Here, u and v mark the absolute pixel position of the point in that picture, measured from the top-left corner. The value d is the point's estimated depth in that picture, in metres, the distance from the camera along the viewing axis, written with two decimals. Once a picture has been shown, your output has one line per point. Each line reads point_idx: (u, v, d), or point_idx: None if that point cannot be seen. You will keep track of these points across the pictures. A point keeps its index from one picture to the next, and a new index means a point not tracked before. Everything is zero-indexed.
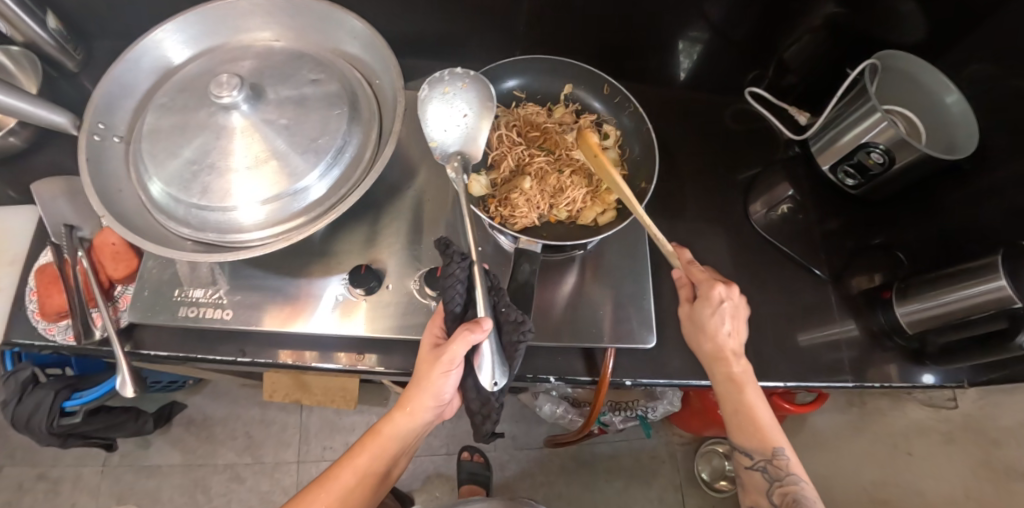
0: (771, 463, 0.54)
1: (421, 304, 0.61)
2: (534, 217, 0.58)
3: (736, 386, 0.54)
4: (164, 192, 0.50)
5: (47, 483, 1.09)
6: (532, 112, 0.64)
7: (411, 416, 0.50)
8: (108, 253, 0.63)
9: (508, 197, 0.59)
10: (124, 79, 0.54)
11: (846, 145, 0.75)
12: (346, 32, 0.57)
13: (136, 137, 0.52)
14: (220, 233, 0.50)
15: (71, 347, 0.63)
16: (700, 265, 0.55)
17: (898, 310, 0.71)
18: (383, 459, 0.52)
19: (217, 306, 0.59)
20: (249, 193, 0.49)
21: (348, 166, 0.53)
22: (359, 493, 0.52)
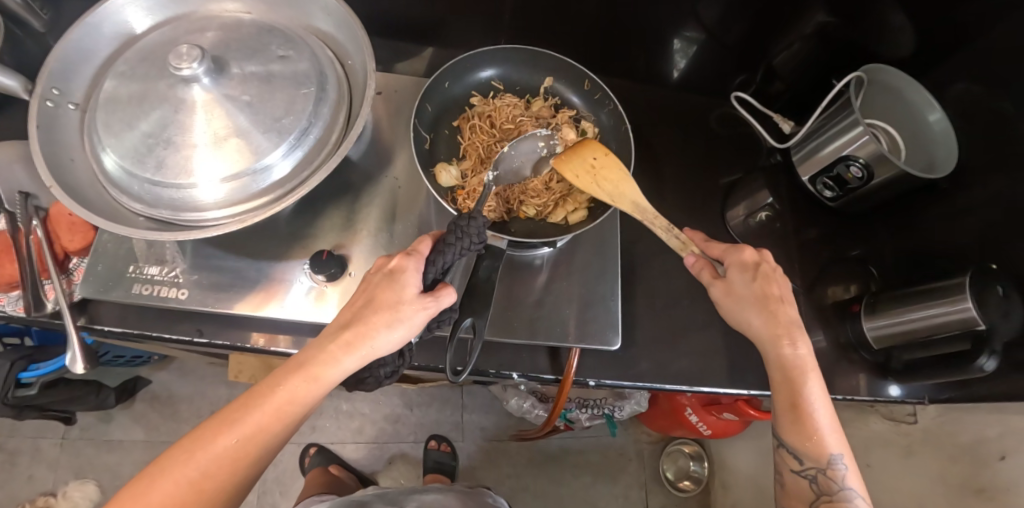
0: (822, 473, 0.50)
1: None
2: (502, 211, 0.59)
3: (794, 373, 0.50)
4: (118, 165, 0.48)
5: (3, 454, 1.07)
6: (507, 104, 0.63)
7: (353, 353, 0.43)
8: (64, 224, 0.61)
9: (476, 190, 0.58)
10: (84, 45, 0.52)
11: (826, 158, 0.75)
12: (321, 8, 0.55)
13: (92, 104, 0.50)
14: (176, 210, 0.49)
15: (20, 318, 0.61)
16: (716, 244, 0.57)
17: (865, 324, 0.72)
18: (300, 411, 0.42)
19: (173, 285, 0.58)
20: (207, 170, 0.48)
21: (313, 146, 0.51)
22: (255, 449, 0.40)
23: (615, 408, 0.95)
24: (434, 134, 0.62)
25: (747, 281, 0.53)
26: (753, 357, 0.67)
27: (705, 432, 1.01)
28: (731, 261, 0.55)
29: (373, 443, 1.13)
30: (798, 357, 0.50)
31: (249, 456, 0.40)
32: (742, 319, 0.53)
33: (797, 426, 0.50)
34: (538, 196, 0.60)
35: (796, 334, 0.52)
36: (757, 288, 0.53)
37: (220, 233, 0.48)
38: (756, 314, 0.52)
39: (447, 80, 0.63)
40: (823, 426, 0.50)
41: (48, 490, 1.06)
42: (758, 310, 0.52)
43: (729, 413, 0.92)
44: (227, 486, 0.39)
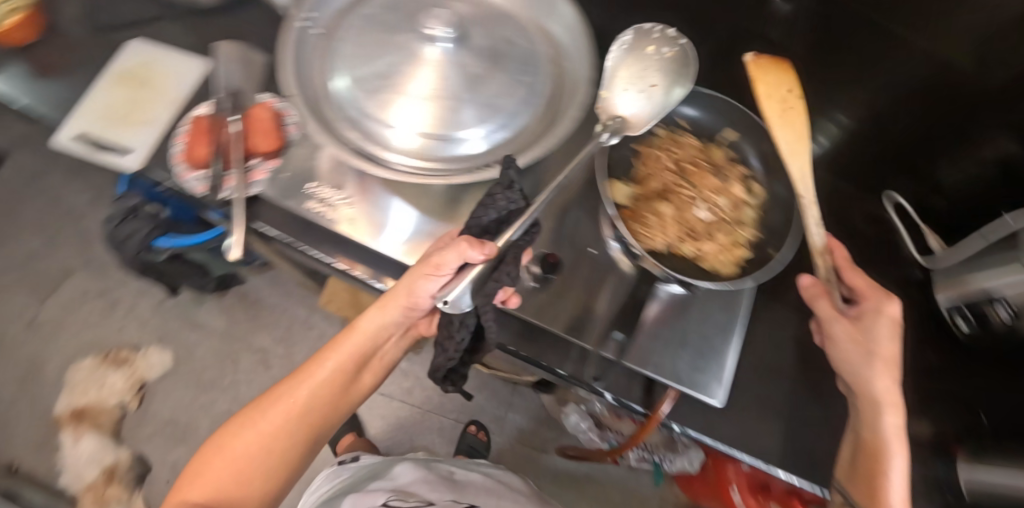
0: None
1: (521, 281, 0.62)
2: (660, 243, 0.56)
3: (889, 431, 0.50)
4: (344, 91, 0.53)
5: (107, 301, 1.20)
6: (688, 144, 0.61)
7: (383, 312, 0.55)
8: (258, 126, 0.67)
9: (642, 215, 0.56)
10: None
11: (975, 288, 0.66)
12: (556, 16, 0.58)
13: (337, 35, 0.56)
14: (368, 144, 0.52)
15: (196, 197, 0.67)
16: (860, 279, 0.56)
17: (963, 474, 0.63)
18: (356, 354, 0.58)
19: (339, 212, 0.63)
20: (412, 121, 0.52)
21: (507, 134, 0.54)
22: (328, 386, 0.56)
23: (665, 459, 0.95)
24: (618, 150, 0.59)
25: (879, 330, 0.52)
26: None
27: None
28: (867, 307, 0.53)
29: (416, 407, 1.18)
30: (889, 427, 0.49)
31: (312, 410, 0.56)
32: (851, 366, 0.53)
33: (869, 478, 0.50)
34: (698, 237, 0.57)
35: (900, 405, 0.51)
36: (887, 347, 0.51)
37: (399, 178, 0.51)
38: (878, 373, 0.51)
39: (640, 103, 0.61)
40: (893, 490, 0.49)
41: (132, 345, 1.17)
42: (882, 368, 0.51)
43: (777, 504, 0.89)
44: (322, 411, 0.56)
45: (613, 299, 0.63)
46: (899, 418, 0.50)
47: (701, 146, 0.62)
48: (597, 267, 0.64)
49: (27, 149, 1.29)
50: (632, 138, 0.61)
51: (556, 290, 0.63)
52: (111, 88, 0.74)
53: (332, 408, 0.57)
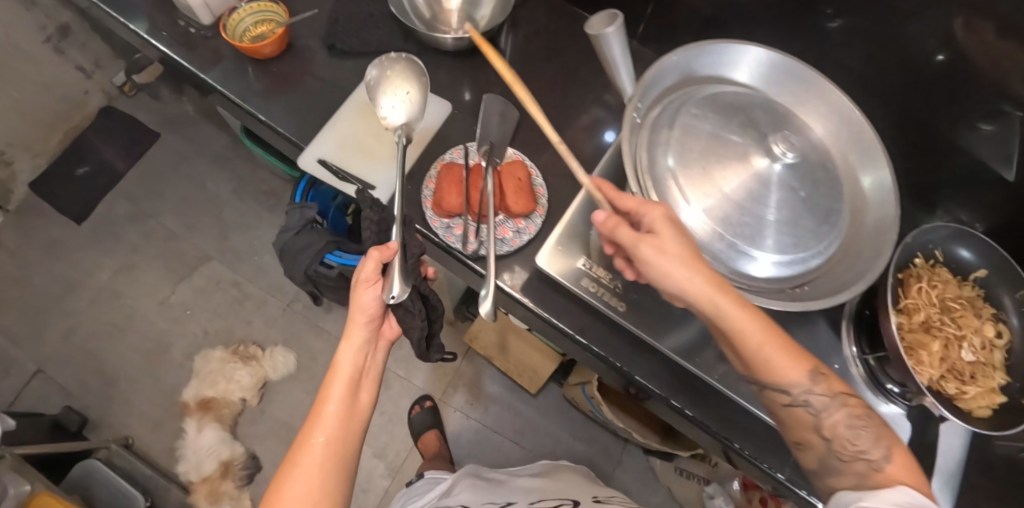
0: None
1: None
2: (928, 379, 0.57)
3: (733, 312, 0.47)
4: (673, 182, 0.53)
5: (238, 293, 1.23)
6: (949, 279, 0.61)
7: (350, 338, 0.55)
8: (511, 185, 0.66)
9: (912, 348, 0.58)
10: (684, 66, 0.59)
11: None
12: (873, 169, 0.56)
13: (662, 126, 0.56)
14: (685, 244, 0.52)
15: (443, 244, 0.67)
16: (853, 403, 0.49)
17: None
18: (354, 372, 0.55)
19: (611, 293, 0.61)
20: (728, 231, 0.53)
21: (795, 265, 0.54)
22: (346, 425, 0.54)
23: None
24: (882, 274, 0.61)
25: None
26: None
27: None
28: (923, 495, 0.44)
29: (524, 450, 1.18)
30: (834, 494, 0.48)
31: (334, 454, 0.52)
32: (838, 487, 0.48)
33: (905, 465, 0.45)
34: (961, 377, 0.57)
35: None
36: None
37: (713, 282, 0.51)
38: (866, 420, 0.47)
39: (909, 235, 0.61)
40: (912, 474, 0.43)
41: (258, 341, 1.19)
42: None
43: None
44: (345, 450, 0.53)
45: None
46: (823, 394, 0.48)
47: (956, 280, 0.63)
48: (846, 387, 0.61)
49: (183, 134, 1.34)
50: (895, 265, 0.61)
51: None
52: (357, 121, 0.75)
53: (348, 445, 0.54)
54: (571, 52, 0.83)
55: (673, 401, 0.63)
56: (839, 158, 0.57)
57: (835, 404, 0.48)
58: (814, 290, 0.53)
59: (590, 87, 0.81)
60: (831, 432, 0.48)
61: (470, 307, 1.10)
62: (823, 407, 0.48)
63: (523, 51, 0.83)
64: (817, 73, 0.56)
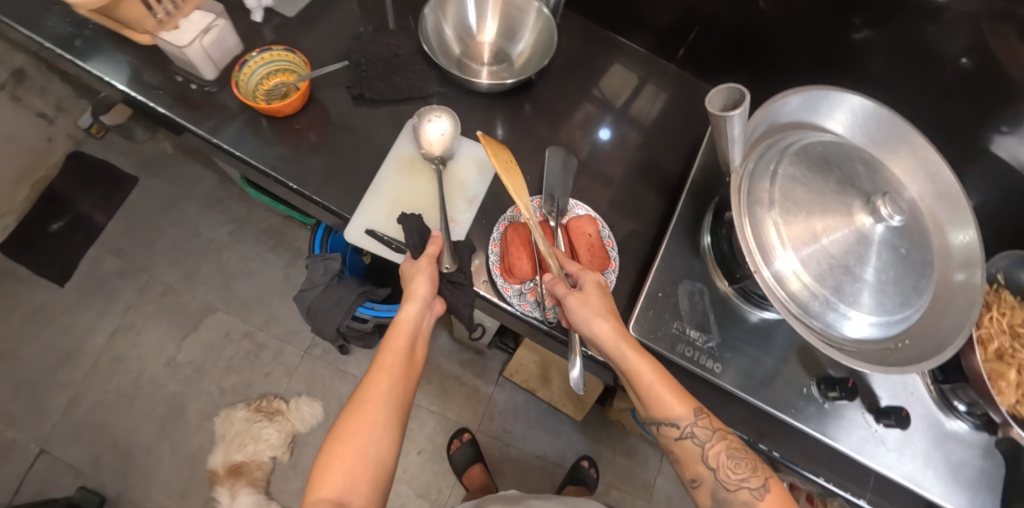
0: None
1: (852, 420, 0.64)
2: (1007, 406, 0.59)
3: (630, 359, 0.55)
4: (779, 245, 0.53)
5: (251, 343, 1.17)
6: (1012, 303, 0.64)
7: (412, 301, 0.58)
8: (584, 242, 0.64)
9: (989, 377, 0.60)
10: (775, 114, 0.59)
11: None
12: (959, 227, 0.57)
13: (762, 184, 0.55)
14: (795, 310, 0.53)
15: (518, 314, 0.63)
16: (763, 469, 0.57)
17: None
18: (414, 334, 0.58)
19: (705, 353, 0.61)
20: (836, 295, 0.53)
21: (887, 328, 0.54)
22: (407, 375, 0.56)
23: None
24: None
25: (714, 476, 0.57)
26: None
27: None
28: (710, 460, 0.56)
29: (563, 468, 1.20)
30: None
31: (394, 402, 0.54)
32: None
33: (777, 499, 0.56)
34: None
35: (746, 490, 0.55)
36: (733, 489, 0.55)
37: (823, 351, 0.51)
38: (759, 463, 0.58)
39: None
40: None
41: (280, 394, 1.14)
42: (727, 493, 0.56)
43: None
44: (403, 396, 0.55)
45: (939, 444, 0.64)
46: (703, 428, 0.56)
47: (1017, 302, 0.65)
48: (923, 416, 0.65)
49: (166, 177, 1.25)
50: None
51: (888, 437, 0.64)
52: (402, 181, 0.70)
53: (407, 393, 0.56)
54: (605, 86, 0.81)
55: (760, 444, 0.65)
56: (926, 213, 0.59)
57: (715, 436, 0.56)
58: (905, 355, 0.54)
59: (632, 121, 0.79)
60: (715, 461, 0.56)
61: (506, 342, 1.15)
62: (706, 438, 0.56)
63: (558, 88, 0.80)
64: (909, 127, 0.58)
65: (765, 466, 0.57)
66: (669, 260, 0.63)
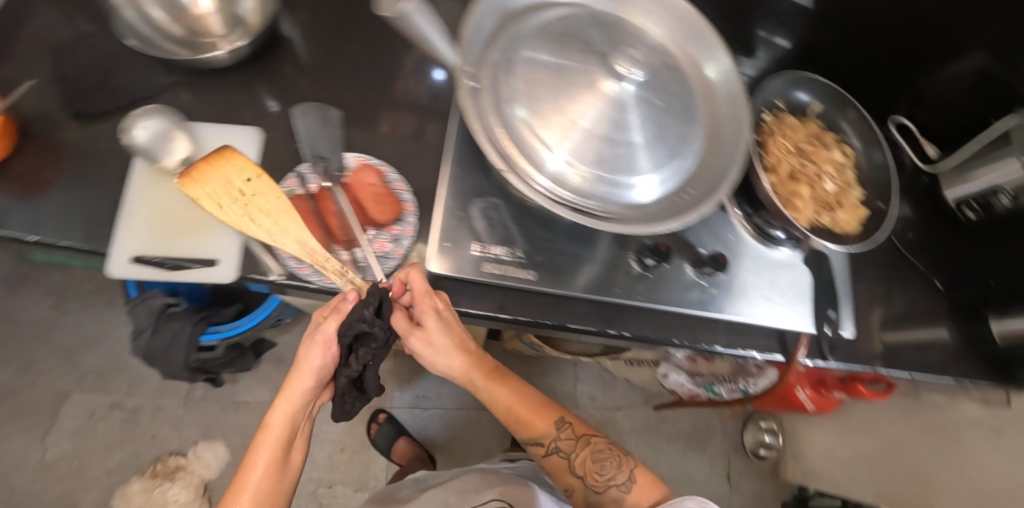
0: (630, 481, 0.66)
1: (682, 276, 0.66)
2: (809, 221, 0.62)
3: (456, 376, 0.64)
4: (531, 134, 0.50)
5: (123, 412, 1.06)
6: (794, 124, 0.66)
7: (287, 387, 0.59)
8: (369, 195, 0.61)
9: (790, 199, 0.62)
10: (499, 2, 0.54)
11: (976, 183, 0.89)
12: (711, 59, 0.58)
13: (499, 80, 0.51)
14: (566, 194, 0.50)
15: (325, 288, 0.60)
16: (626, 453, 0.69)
17: (993, 325, 0.90)
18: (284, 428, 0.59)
19: (516, 264, 0.61)
20: (597, 166, 0.51)
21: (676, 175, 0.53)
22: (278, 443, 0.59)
23: None
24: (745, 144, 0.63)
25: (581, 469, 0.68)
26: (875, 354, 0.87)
27: (808, 408, 1.14)
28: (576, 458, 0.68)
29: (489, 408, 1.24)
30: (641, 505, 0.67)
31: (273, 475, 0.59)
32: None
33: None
34: (832, 207, 0.63)
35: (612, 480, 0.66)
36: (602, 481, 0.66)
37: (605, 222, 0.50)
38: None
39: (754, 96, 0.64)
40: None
41: (176, 449, 1.06)
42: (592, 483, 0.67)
43: (841, 392, 1.07)
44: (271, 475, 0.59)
45: (760, 272, 0.69)
46: (564, 439, 0.68)
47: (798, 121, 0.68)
48: (739, 252, 0.69)
49: None
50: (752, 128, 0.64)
51: (716, 282, 0.67)
52: (155, 195, 0.61)
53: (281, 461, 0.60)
54: (368, 21, 0.73)
55: (608, 329, 0.64)
56: (681, 54, 0.58)
57: (577, 445, 0.68)
58: (703, 186, 0.53)
59: (398, 49, 0.73)
60: (582, 469, 0.68)
61: None
62: (569, 449, 0.68)
63: (317, 41, 0.72)
64: None
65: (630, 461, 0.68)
66: (456, 185, 0.62)
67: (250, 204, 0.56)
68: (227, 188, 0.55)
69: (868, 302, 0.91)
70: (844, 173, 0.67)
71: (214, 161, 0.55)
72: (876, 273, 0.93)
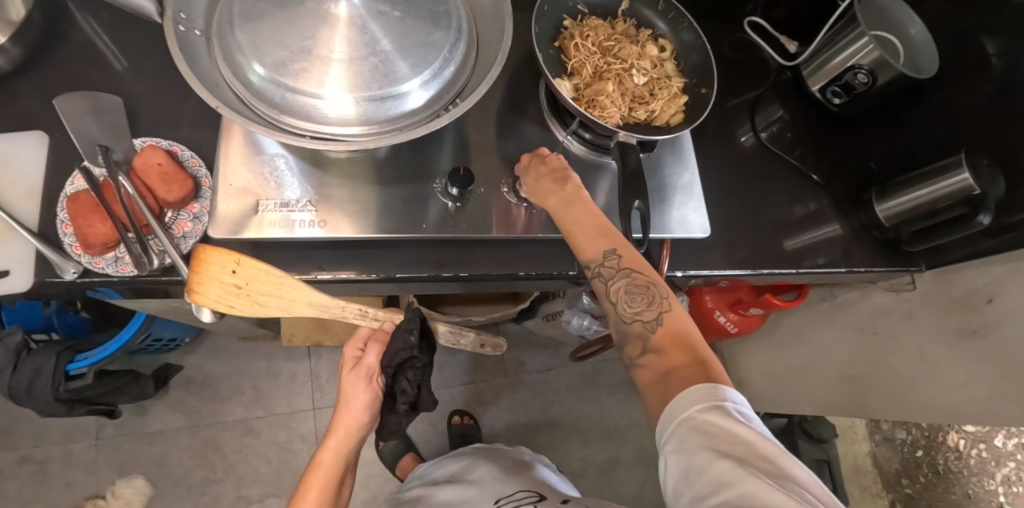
0: (603, 266, 0.54)
1: (508, 205, 0.65)
2: (619, 118, 0.59)
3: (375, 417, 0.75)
4: (267, 80, 0.47)
5: (32, 466, 0.98)
6: (599, 24, 0.63)
7: (338, 435, 0.75)
8: (155, 175, 0.59)
9: (594, 100, 0.59)
10: None
11: (835, 68, 0.87)
12: None
13: (225, 26, 0.48)
14: (322, 129, 0.48)
15: (124, 281, 0.59)
16: (631, 301, 0.53)
17: (878, 208, 0.88)
18: (337, 463, 0.76)
19: (306, 217, 0.58)
20: (347, 86, 0.48)
21: (450, 68, 0.53)
22: (331, 472, 0.76)
23: None
24: (543, 52, 0.60)
25: (620, 318, 0.54)
26: (762, 255, 0.86)
27: (732, 330, 1.16)
28: (617, 307, 0.54)
29: None
30: (671, 374, 0.49)
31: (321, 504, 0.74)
32: (643, 389, 0.51)
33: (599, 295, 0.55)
34: (647, 100, 0.60)
35: (644, 312, 0.52)
36: (629, 328, 0.53)
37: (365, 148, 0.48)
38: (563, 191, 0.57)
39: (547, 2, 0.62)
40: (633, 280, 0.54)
41: (93, 494, 0.99)
42: (620, 329, 0.54)
43: (755, 307, 1.07)
44: (325, 497, 0.75)
45: (591, 184, 0.67)
46: (629, 285, 0.53)
47: (607, 22, 0.65)
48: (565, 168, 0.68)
49: None
50: (547, 38, 0.62)
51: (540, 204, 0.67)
52: None
53: (328, 487, 0.75)
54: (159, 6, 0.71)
55: (446, 272, 0.65)
56: None
57: (618, 273, 0.53)
58: (479, 75, 0.54)
59: None
60: (615, 298, 0.54)
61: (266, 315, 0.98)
62: (609, 275, 0.54)
63: (122, 39, 0.71)
64: None
65: (667, 301, 0.52)
66: (241, 148, 0.60)
67: (252, 293, 0.56)
68: (226, 274, 0.54)
69: (751, 206, 0.89)
70: (662, 66, 0.64)
71: (201, 268, 0.53)
72: (757, 177, 0.91)
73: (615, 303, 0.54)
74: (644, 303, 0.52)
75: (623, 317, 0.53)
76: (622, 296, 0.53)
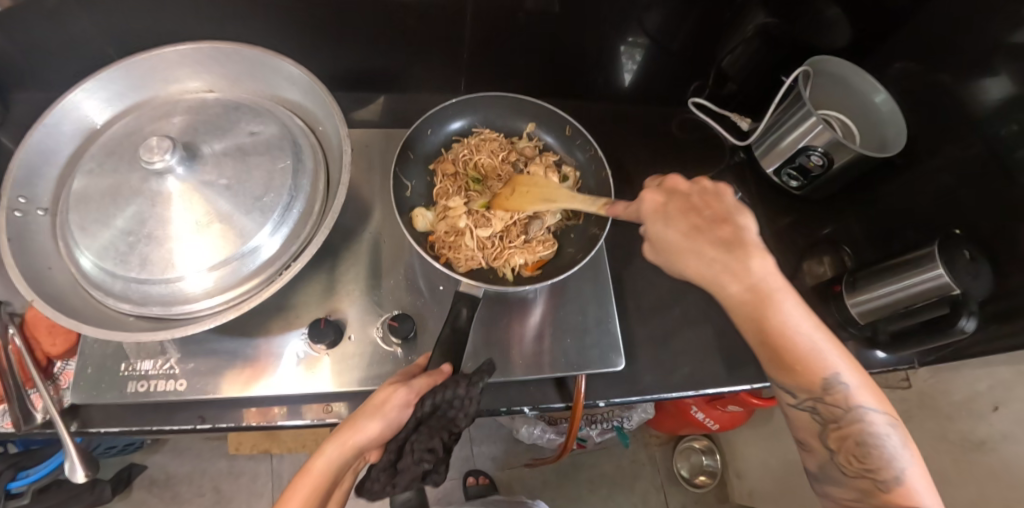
0: (820, 401, 0.46)
1: (385, 351, 0.60)
2: (478, 258, 0.68)
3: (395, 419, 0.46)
4: (98, 266, 0.47)
5: None
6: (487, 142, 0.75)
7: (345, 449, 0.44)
8: (44, 326, 0.59)
9: (452, 240, 0.68)
10: (63, 127, 0.52)
11: (787, 148, 0.80)
12: (290, 82, 0.56)
13: (62, 207, 0.49)
14: (166, 306, 0.47)
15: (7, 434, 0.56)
16: (842, 425, 0.46)
17: (848, 303, 0.75)
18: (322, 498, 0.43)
19: (169, 378, 0.56)
20: (194, 260, 0.47)
21: (297, 208, 0.51)
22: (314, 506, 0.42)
23: (622, 419, 1.00)
24: (415, 180, 0.72)
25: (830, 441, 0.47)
26: None
27: (714, 426, 1.07)
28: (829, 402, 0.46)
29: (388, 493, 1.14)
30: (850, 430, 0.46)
31: None
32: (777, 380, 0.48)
33: (809, 429, 0.48)
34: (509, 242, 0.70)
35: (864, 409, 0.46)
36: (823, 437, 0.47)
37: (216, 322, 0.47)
38: (671, 223, 0.51)
39: (429, 127, 0.74)
40: (825, 350, 0.46)
41: None
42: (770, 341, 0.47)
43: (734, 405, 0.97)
44: None
45: (512, 319, 0.66)
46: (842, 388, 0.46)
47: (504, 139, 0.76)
48: (445, 304, 0.64)
49: None
50: (429, 160, 0.74)
51: (421, 348, 0.61)
52: None
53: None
54: None
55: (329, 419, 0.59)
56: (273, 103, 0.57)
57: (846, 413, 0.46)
58: (324, 215, 0.51)
59: None
60: (836, 443, 0.47)
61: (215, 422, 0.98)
62: (829, 413, 0.46)
63: None
64: (170, 49, 0.54)
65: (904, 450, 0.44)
66: None
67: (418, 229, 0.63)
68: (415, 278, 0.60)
69: None
70: None
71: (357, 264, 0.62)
72: None
73: (831, 448, 0.47)
74: (873, 458, 0.45)
75: (839, 463, 0.47)
76: (845, 444, 0.46)
